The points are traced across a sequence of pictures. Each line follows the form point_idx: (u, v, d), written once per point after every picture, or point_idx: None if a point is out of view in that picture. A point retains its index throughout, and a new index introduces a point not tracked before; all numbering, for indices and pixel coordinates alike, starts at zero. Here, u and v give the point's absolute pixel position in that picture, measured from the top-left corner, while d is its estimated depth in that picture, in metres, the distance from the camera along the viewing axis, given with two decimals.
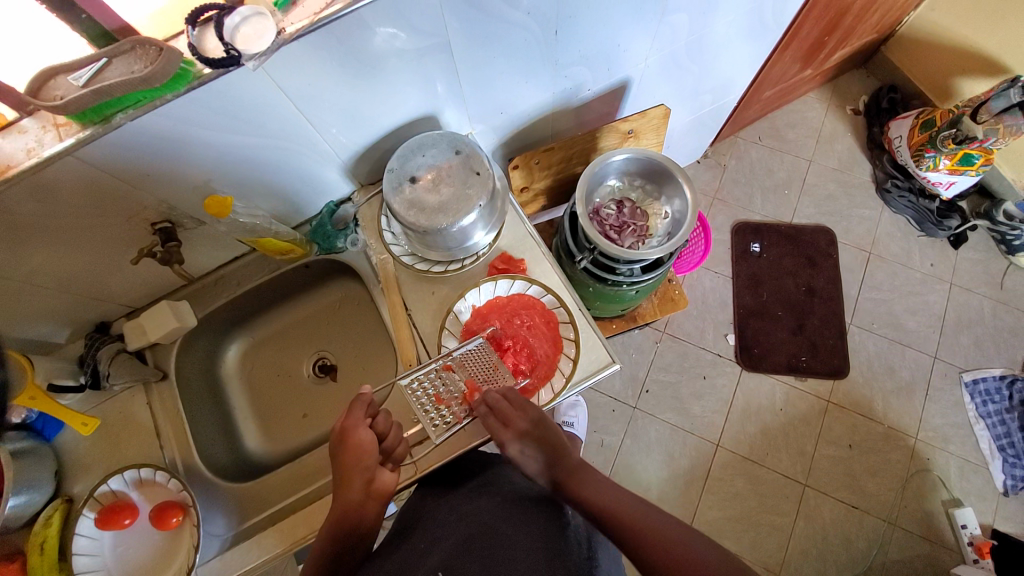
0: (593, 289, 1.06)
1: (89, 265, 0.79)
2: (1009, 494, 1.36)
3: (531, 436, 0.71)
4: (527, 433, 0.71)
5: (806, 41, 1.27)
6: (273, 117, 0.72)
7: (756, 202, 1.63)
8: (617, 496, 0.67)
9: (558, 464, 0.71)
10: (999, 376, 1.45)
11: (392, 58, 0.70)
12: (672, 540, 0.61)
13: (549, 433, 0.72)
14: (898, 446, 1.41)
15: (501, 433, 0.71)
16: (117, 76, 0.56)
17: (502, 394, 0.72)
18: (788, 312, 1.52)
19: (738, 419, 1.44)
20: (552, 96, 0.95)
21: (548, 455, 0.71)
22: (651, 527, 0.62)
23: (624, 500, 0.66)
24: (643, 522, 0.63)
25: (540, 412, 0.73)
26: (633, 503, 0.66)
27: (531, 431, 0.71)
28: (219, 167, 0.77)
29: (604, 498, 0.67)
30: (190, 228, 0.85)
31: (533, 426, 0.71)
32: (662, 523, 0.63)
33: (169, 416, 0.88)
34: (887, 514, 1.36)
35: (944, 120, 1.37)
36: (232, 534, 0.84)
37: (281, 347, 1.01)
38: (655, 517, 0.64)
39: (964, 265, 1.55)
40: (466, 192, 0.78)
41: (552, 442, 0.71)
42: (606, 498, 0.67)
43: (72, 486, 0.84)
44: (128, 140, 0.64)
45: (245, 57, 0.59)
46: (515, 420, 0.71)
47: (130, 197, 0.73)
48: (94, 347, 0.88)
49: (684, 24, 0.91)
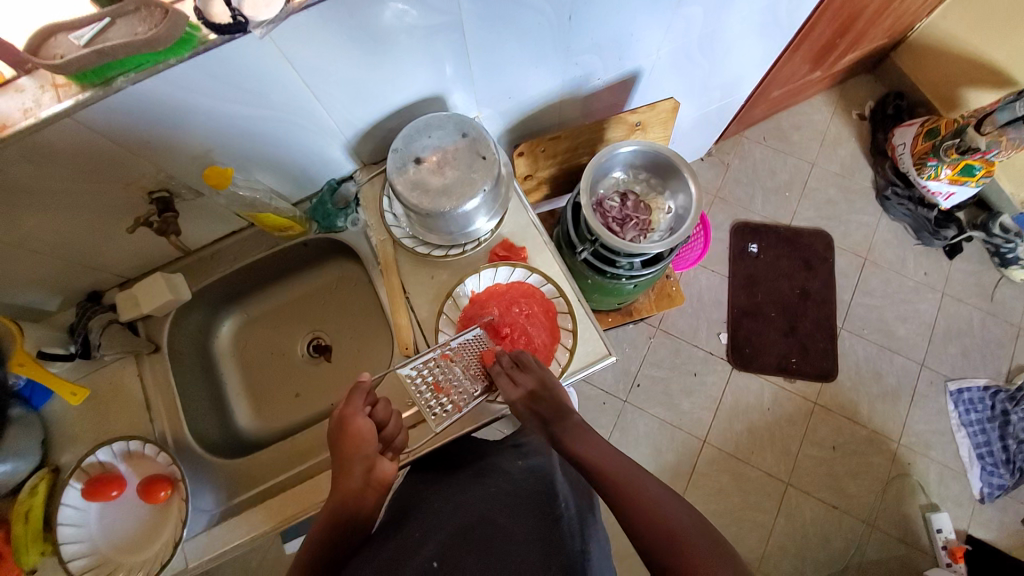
0: (592, 281, 1.05)
1: (83, 232, 0.78)
2: (985, 501, 1.39)
3: (537, 397, 0.73)
4: (532, 394, 0.73)
5: (817, 43, 1.26)
6: (277, 88, 0.70)
7: (756, 203, 1.64)
8: (604, 453, 0.67)
9: (562, 422, 0.72)
10: (983, 386, 1.47)
11: (402, 35, 0.69)
12: (641, 495, 0.61)
13: (554, 393, 0.74)
14: (881, 449, 1.44)
15: (510, 390, 0.73)
16: (119, 37, 0.54)
17: (514, 358, 0.77)
18: (782, 313, 1.54)
19: (726, 416, 1.46)
20: (562, 83, 0.94)
21: (553, 414, 0.73)
22: (638, 491, 0.62)
23: (610, 459, 0.66)
24: (632, 485, 0.63)
25: (546, 373, 0.76)
26: (618, 465, 0.65)
27: (536, 390, 0.73)
28: (219, 138, 0.75)
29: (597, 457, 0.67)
30: (188, 200, 0.83)
31: (541, 388, 0.74)
32: (642, 486, 0.62)
33: (160, 389, 0.87)
34: (865, 515, 1.39)
35: (949, 128, 1.38)
36: (221, 510, 0.83)
37: (275, 326, 1.00)
38: (645, 481, 0.63)
39: (957, 275, 1.57)
40: (471, 176, 0.77)
41: (558, 401, 0.74)
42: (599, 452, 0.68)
43: (59, 457, 0.83)
44: (127, 105, 0.62)
45: (253, 25, 0.59)
46: (522, 380, 0.74)
47: (128, 165, 0.72)
48: (86, 317, 0.86)
49: (698, 18, 0.90)
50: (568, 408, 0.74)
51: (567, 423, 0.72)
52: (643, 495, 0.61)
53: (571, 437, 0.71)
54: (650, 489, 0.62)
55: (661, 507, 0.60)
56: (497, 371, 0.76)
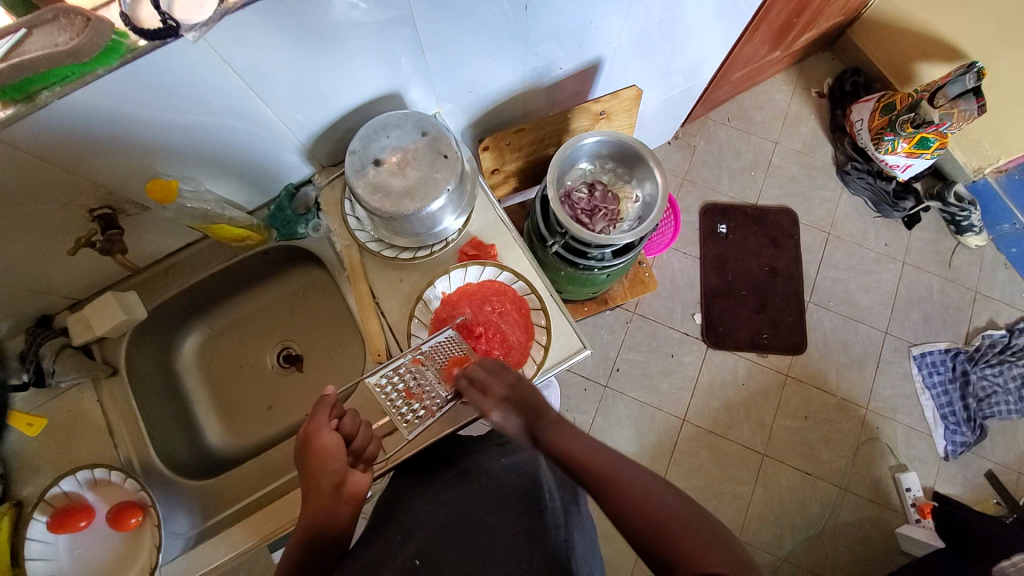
0: (566, 273, 1.05)
1: (24, 254, 0.73)
2: (949, 459, 1.46)
3: (511, 400, 0.70)
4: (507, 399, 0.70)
5: (776, 22, 1.27)
6: (219, 92, 0.66)
7: (722, 183, 1.65)
8: (592, 447, 0.67)
9: (539, 423, 0.69)
10: (944, 349, 1.53)
11: (352, 30, 0.66)
12: (621, 476, 0.63)
13: (526, 392, 0.71)
14: (850, 416, 1.49)
15: (481, 401, 0.69)
16: (38, 49, 0.50)
17: (478, 364, 0.72)
18: (752, 291, 1.57)
19: (702, 394, 1.49)
20: (522, 75, 0.92)
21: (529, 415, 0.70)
22: (623, 479, 0.63)
23: (596, 453, 0.66)
24: (622, 478, 0.63)
25: (517, 377, 0.72)
26: (605, 456, 0.66)
27: (509, 396, 0.70)
28: (163, 149, 0.71)
29: (643, 502, 0.60)
30: (134, 214, 0.79)
31: (511, 391, 0.70)
32: (630, 476, 0.63)
33: (122, 413, 0.83)
34: (838, 479, 1.44)
35: (904, 103, 1.41)
36: (198, 531, 0.81)
37: (241, 339, 0.97)
38: (630, 472, 0.64)
39: (916, 244, 1.62)
40: (433, 175, 0.75)
41: (533, 401, 0.71)
42: (608, 464, 0.65)
43: (22, 490, 0.79)
44: (59, 121, 0.59)
45: (185, 28, 0.55)
46: (493, 388, 0.70)
47: (65, 182, 0.68)
48: (36, 343, 0.82)
49: (656, 3, 0.89)
50: (544, 405, 0.71)
51: (546, 421, 0.69)
52: (627, 482, 0.63)
53: (547, 431, 0.68)
54: (632, 477, 0.63)
55: (643, 490, 0.62)
56: (463, 384, 0.71)
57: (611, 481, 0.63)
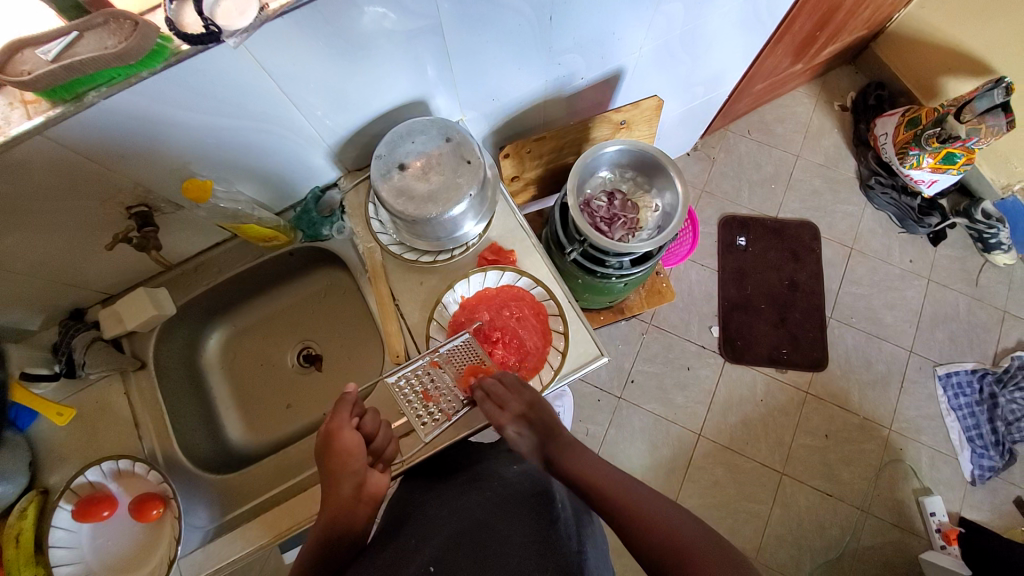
0: (583, 281, 1.06)
1: (63, 249, 0.76)
2: (976, 483, 1.41)
3: (528, 418, 0.73)
4: (524, 415, 0.73)
5: (798, 35, 1.27)
6: (254, 97, 0.69)
7: (742, 196, 1.65)
8: (604, 471, 0.69)
9: (551, 442, 0.74)
10: (970, 369, 1.49)
11: (382, 39, 0.68)
12: (632, 498, 0.65)
13: (543, 413, 0.75)
14: (873, 436, 1.45)
15: (498, 415, 0.72)
16: (88, 51, 0.53)
17: (498, 379, 0.74)
18: (772, 305, 1.55)
19: (719, 409, 1.47)
20: (545, 84, 0.94)
21: (544, 435, 0.74)
22: (634, 504, 0.64)
23: (606, 476, 0.69)
24: (636, 503, 0.64)
25: (536, 395, 0.75)
26: (617, 480, 0.68)
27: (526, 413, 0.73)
28: (198, 151, 0.74)
29: (653, 521, 0.61)
30: (168, 212, 0.82)
31: (530, 409, 0.74)
32: (645, 500, 0.64)
33: (148, 406, 0.85)
34: (860, 501, 1.40)
35: (929, 118, 1.39)
36: (215, 526, 0.82)
37: (263, 338, 0.99)
38: (641, 495, 0.65)
39: (942, 261, 1.59)
40: (456, 181, 0.76)
41: (548, 421, 0.75)
42: (617, 487, 0.66)
43: (49, 478, 0.81)
44: (102, 120, 0.61)
45: (227, 33, 0.57)
46: (511, 403, 0.73)
47: (104, 180, 0.70)
48: (69, 335, 0.85)
49: (679, 14, 0.90)
50: (559, 426, 0.75)
51: (558, 442, 0.74)
52: (637, 506, 0.64)
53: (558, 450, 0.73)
54: (644, 500, 0.64)
55: (655, 515, 0.62)
56: (480, 395, 0.74)
57: (622, 504, 0.65)
